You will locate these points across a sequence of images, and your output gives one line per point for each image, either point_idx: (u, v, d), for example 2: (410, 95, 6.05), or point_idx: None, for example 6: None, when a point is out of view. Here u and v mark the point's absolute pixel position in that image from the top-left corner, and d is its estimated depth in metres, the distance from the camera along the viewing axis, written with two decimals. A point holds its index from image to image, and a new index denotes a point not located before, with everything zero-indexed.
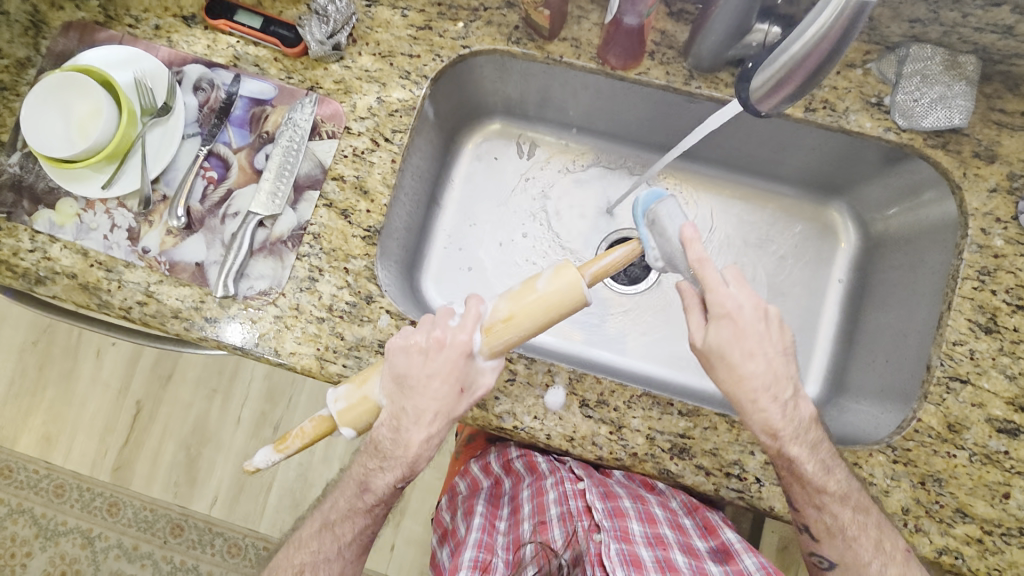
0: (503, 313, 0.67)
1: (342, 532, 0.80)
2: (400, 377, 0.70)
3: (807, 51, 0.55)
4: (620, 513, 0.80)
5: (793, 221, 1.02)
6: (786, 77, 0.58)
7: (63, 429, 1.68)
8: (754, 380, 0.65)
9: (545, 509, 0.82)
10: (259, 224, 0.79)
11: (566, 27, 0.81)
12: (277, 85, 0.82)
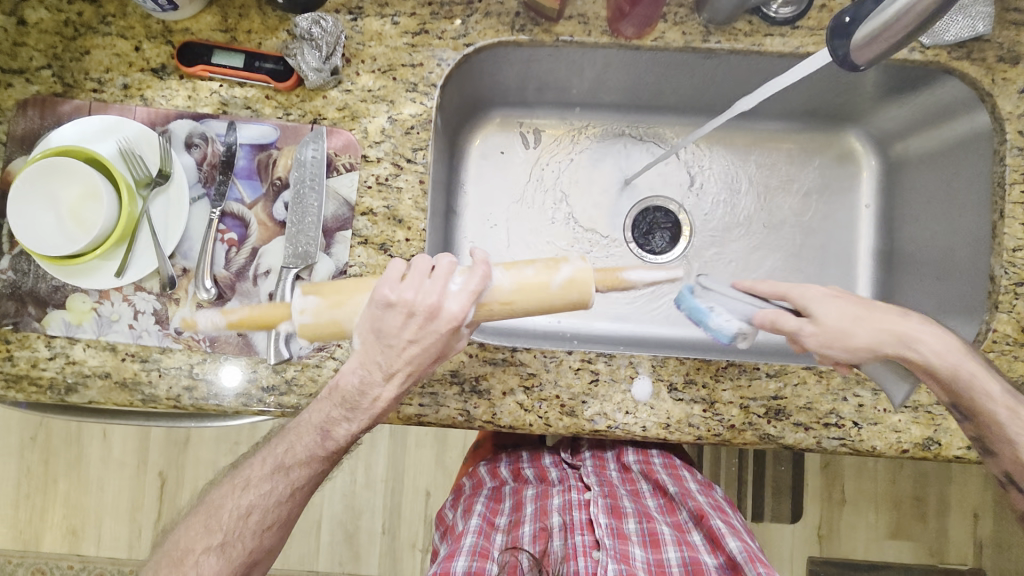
0: (504, 295, 0.66)
1: (294, 476, 0.74)
2: (380, 330, 0.65)
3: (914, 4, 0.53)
4: (623, 534, 0.86)
5: (811, 155, 1.01)
6: (890, 26, 0.56)
7: (87, 518, 1.60)
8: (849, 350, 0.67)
9: (547, 517, 0.89)
10: (297, 277, 0.74)
11: (569, 4, 0.76)
12: (278, 125, 0.75)
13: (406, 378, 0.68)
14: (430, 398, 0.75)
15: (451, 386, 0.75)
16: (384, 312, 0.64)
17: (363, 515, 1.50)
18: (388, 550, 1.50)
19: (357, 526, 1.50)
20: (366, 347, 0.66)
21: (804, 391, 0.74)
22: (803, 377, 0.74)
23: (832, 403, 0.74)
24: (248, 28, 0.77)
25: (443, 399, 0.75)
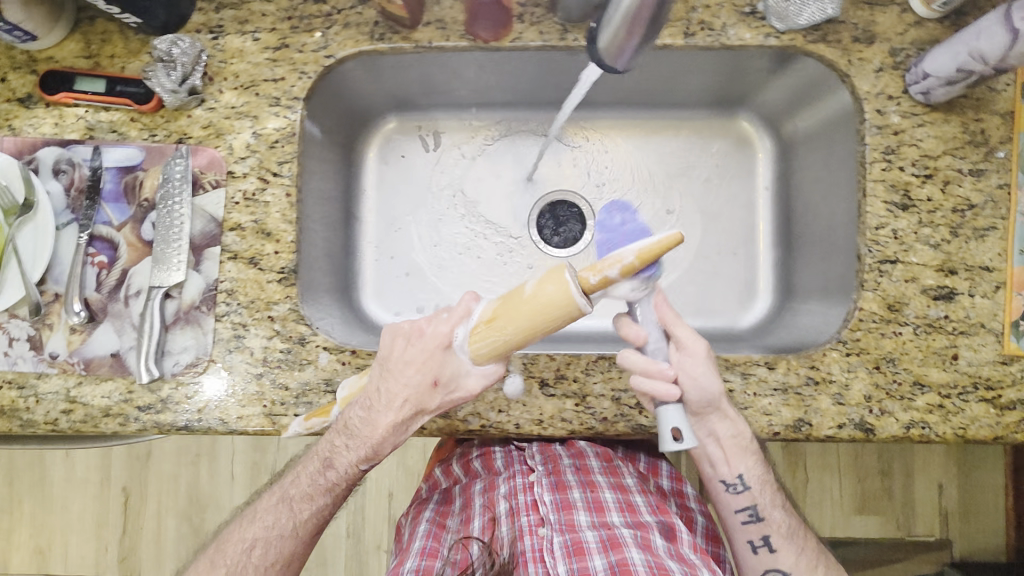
0: (486, 314, 0.67)
1: (300, 509, 0.78)
2: (386, 359, 0.72)
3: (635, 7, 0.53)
4: (567, 505, 0.83)
5: (709, 141, 1.00)
6: (627, 31, 0.56)
7: (53, 539, 1.62)
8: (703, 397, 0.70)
9: (494, 505, 0.88)
10: (166, 296, 0.76)
11: (427, 11, 0.77)
12: (143, 147, 0.76)
13: (408, 413, 0.72)
14: (306, 408, 0.76)
15: (324, 395, 0.77)
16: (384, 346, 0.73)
17: None
18: (354, 555, 1.52)
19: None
20: (372, 383, 0.73)
21: None
22: None
23: None
24: (112, 53, 0.78)
25: (318, 409, 0.76)
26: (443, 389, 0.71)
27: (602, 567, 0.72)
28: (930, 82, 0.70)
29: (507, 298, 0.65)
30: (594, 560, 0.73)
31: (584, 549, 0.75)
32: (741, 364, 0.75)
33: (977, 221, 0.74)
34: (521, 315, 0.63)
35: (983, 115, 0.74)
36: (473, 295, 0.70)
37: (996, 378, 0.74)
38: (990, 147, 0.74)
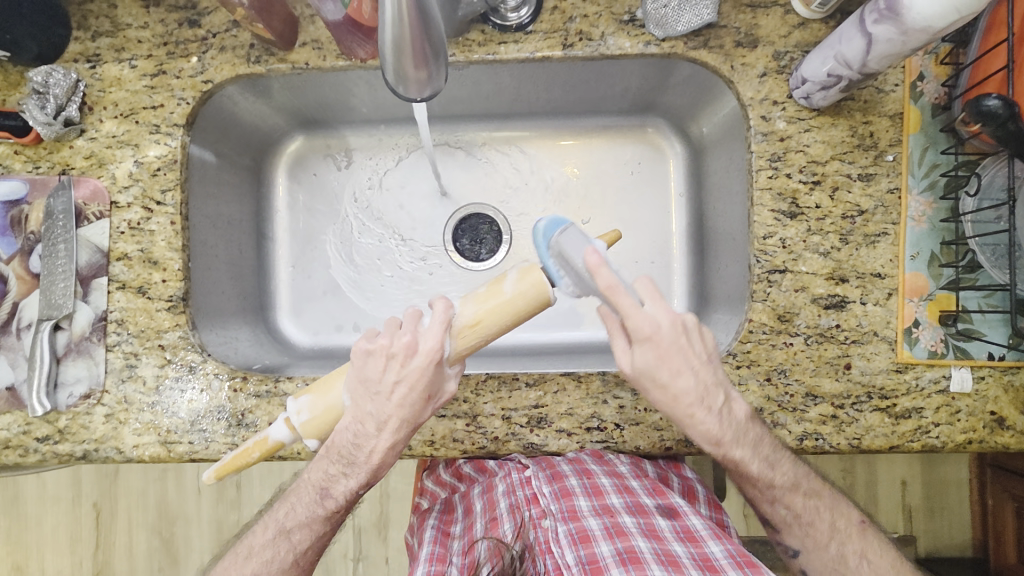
0: (469, 318, 0.61)
1: (299, 539, 0.73)
2: (367, 381, 0.64)
3: (398, 19, 0.49)
4: (567, 492, 0.70)
5: (622, 148, 0.97)
6: (410, 63, 0.52)
7: (28, 555, 1.54)
8: (687, 397, 0.62)
9: (495, 506, 0.76)
10: (56, 327, 0.75)
11: (303, 30, 0.76)
12: (27, 180, 0.76)
13: (402, 428, 0.66)
14: (199, 436, 0.75)
15: (218, 421, 0.76)
16: (365, 373, 0.64)
17: None
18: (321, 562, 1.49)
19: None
20: (361, 404, 0.65)
21: (565, 398, 0.74)
22: (563, 384, 0.75)
23: (592, 407, 0.74)
24: None
25: (212, 437, 0.75)
26: (433, 399, 0.66)
27: (610, 555, 0.62)
28: (808, 87, 0.68)
29: (484, 299, 0.62)
30: (601, 546, 0.64)
31: (590, 537, 0.65)
32: (631, 381, 0.74)
33: (868, 226, 0.72)
34: (505, 309, 0.61)
35: (871, 118, 0.72)
36: (448, 301, 0.62)
37: (890, 387, 0.72)
38: (879, 150, 0.72)
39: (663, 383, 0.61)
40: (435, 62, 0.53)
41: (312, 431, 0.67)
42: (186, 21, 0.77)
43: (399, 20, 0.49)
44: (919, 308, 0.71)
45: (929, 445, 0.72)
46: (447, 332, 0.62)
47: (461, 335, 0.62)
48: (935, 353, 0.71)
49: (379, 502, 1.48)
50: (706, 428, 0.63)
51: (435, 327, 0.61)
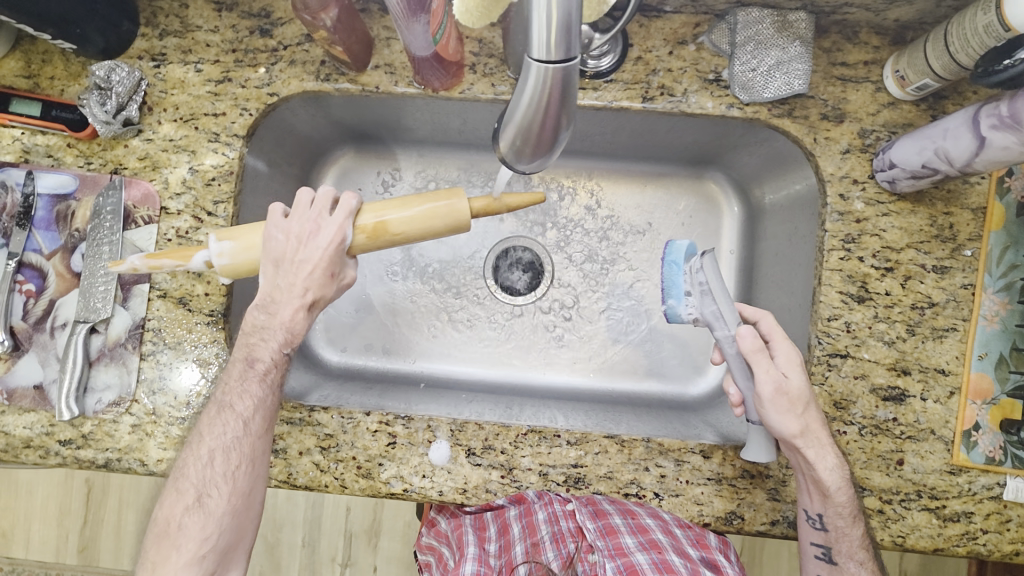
0: (372, 226, 0.63)
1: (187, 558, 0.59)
2: (276, 255, 0.63)
3: (545, 88, 0.37)
4: (612, 531, 0.67)
5: (677, 198, 0.94)
6: (533, 138, 0.40)
7: (16, 523, 1.51)
8: (815, 423, 0.64)
9: (534, 531, 0.70)
10: (92, 330, 0.73)
11: (377, 53, 0.74)
12: (77, 175, 0.74)
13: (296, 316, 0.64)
14: None
15: None
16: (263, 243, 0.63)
17: (284, 528, 1.45)
18: (309, 563, 1.45)
19: (279, 538, 1.45)
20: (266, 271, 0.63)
21: (605, 460, 0.72)
22: (605, 446, 0.73)
23: (633, 472, 0.72)
24: (52, 75, 0.74)
25: None
26: (339, 282, 0.65)
27: None
28: (895, 172, 0.67)
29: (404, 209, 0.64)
30: None
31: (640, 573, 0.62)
32: (675, 450, 0.72)
33: (937, 320, 0.70)
34: (416, 218, 0.64)
35: (953, 209, 0.70)
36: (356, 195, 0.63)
37: (941, 487, 0.70)
38: (958, 243, 0.70)
39: (803, 402, 0.63)
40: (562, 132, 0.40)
41: (229, 273, 0.65)
42: (258, 29, 0.74)
43: (542, 96, 0.37)
44: (980, 411, 0.69)
45: (974, 552, 0.69)
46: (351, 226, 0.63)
47: (364, 229, 0.63)
48: (992, 459, 0.69)
49: (373, 510, 1.46)
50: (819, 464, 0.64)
51: (338, 211, 0.62)
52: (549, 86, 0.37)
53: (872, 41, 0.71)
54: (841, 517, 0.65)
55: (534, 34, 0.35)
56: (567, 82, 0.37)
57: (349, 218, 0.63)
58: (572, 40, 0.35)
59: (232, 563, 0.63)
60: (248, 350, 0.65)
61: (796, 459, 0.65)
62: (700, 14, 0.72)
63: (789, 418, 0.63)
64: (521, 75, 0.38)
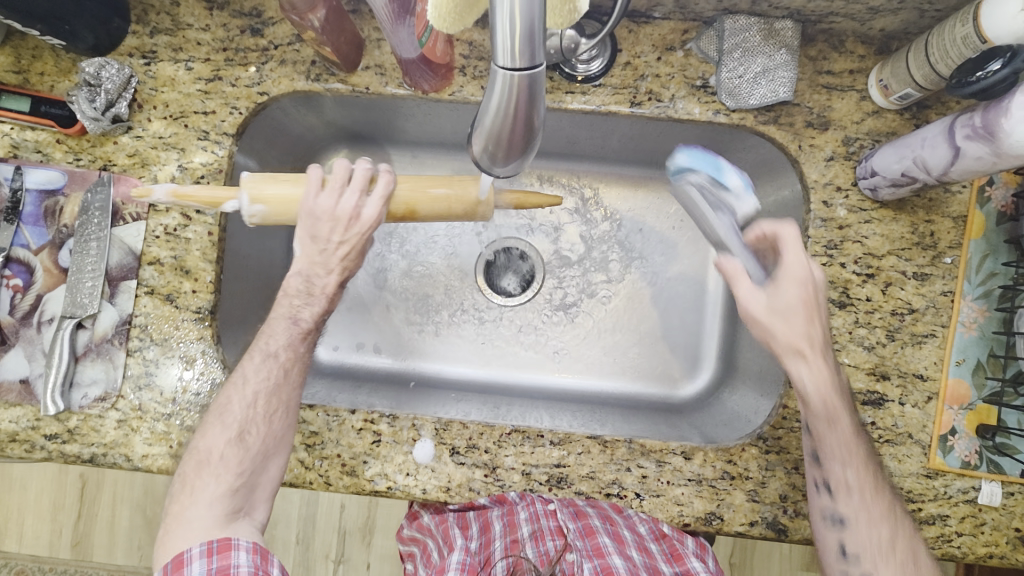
0: (402, 207, 0.69)
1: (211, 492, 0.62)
2: (315, 232, 0.66)
3: (512, 94, 0.38)
4: (592, 531, 0.73)
5: (667, 202, 0.95)
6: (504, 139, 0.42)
7: (8, 518, 1.50)
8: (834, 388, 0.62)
9: (516, 528, 0.73)
10: (79, 326, 0.73)
11: (368, 53, 0.74)
12: (66, 171, 0.74)
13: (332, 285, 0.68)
14: None
15: None
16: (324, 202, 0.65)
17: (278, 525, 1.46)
18: (302, 560, 1.45)
19: (272, 534, 1.46)
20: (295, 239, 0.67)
21: (588, 460, 0.73)
22: (588, 447, 0.73)
23: (615, 473, 0.73)
24: (42, 71, 0.75)
25: None
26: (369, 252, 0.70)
27: None
28: (876, 180, 0.68)
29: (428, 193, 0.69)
30: None
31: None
32: (657, 452, 0.73)
33: (916, 326, 0.71)
34: (440, 203, 0.70)
35: (934, 217, 0.71)
36: (390, 177, 0.67)
37: (918, 491, 0.70)
38: (938, 250, 0.71)
39: (815, 363, 0.60)
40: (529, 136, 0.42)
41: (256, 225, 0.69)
42: (249, 29, 0.75)
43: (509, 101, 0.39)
44: (957, 417, 0.70)
45: (950, 555, 0.70)
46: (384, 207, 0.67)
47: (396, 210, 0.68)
48: (967, 464, 0.70)
49: (368, 507, 1.46)
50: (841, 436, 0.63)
51: (374, 193, 0.66)
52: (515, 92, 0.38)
53: (858, 50, 0.72)
54: (860, 490, 0.62)
55: (500, 43, 0.36)
56: (533, 86, 0.39)
57: (384, 200, 0.66)
58: (536, 49, 0.36)
59: (257, 505, 0.65)
60: (290, 312, 0.68)
61: (816, 422, 0.63)
62: (689, 21, 0.73)
63: (807, 346, 0.59)
64: (490, 80, 0.39)
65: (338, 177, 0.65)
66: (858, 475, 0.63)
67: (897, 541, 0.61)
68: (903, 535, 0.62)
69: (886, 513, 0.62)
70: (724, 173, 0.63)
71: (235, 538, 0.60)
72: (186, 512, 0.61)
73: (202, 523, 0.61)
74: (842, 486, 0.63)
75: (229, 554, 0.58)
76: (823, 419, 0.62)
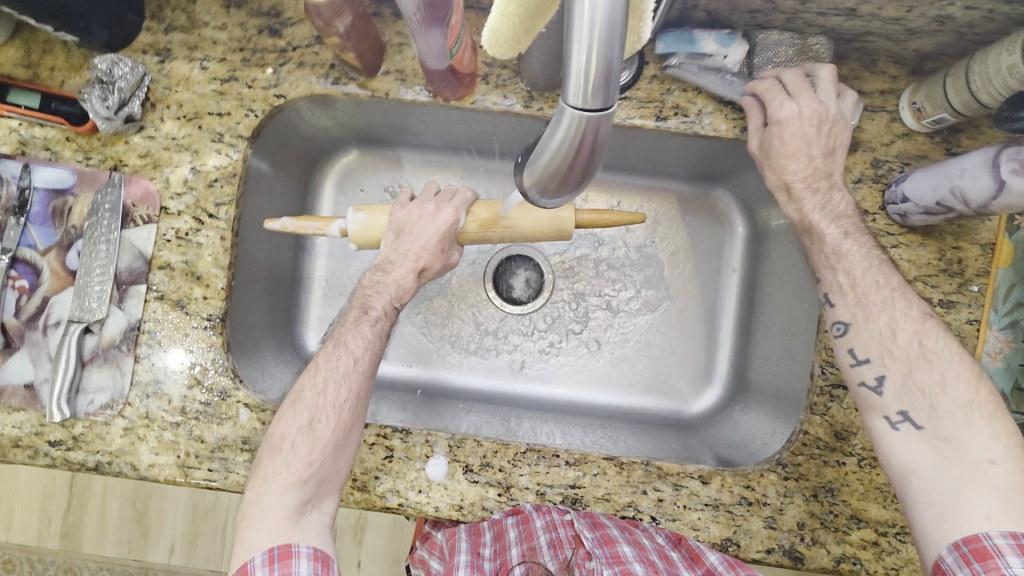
0: (483, 216, 0.71)
1: (292, 473, 0.63)
2: (401, 225, 0.71)
3: (578, 135, 0.37)
4: (610, 540, 0.66)
5: (680, 215, 0.93)
6: (563, 178, 0.40)
7: None
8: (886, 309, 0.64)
9: (533, 538, 0.68)
10: (86, 330, 0.72)
11: (388, 58, 0.72)
12: (75, 171, 0.73)
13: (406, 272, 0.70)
14: (219, 463, 0.71)
15: (241, 452, 0.71)
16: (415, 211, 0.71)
17: None
18: None
19: None
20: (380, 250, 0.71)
21: (604, 482, 0.72)
22: (604, 468, 0.73)
23: (630, 495, 0.72)
24: (52, 66, 0.73)
25: (233, 466, 0.71)
26: (445, 258, 0.72)
27: None
28: (907, 207, 0.66)
29: (523, 208, 0.69)
30: None
31: None
32: (674, 475, 0.72)
33: None
34: (537, 221, 0.69)
35: (963, 244, 0.70)
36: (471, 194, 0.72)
37: None
38: (965, 278, 0.70)
39: (789, 153, 0.66)
40: (583, 177, 0.40)
41: (357, 240, 0.72)
42: (267, 28, 0.73)
43: (572, 142, 0.37)
44: None
45: None
46: (464, 213, 0.71)
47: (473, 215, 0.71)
48: None
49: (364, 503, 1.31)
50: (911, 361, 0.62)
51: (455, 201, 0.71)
52: (582, 133, 0.37)
53: (891, 70, 0.70)
54: (899, 371, 0.62)
55: (570, 82, 0.35)
56: (601, 130, 0.37)
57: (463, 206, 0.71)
58: (610, 89, 0.35)
59: (326, 496, 0.65)
60: (363, 300, 0.72)
61: (844, 309, 0.66)
62: None
63: (817, 221, 0.67)
64: (552, 118, 0.38)
65: (427, 191, 0.73)
66: (900, 355, 0.63)
67: (945, 418, 0.60)
68: (952, 408, 0.60)
69: (931, 389, 0.61)
70: (701, 44, 0.68)
71: (296, 544, 0.60)
72: (262, 500, 0.62)
73: (278, 511, 0.62)
74: (883, 374, 0.63)
75: (291, 562, 0.59)
76: (849, 299, 0.65)
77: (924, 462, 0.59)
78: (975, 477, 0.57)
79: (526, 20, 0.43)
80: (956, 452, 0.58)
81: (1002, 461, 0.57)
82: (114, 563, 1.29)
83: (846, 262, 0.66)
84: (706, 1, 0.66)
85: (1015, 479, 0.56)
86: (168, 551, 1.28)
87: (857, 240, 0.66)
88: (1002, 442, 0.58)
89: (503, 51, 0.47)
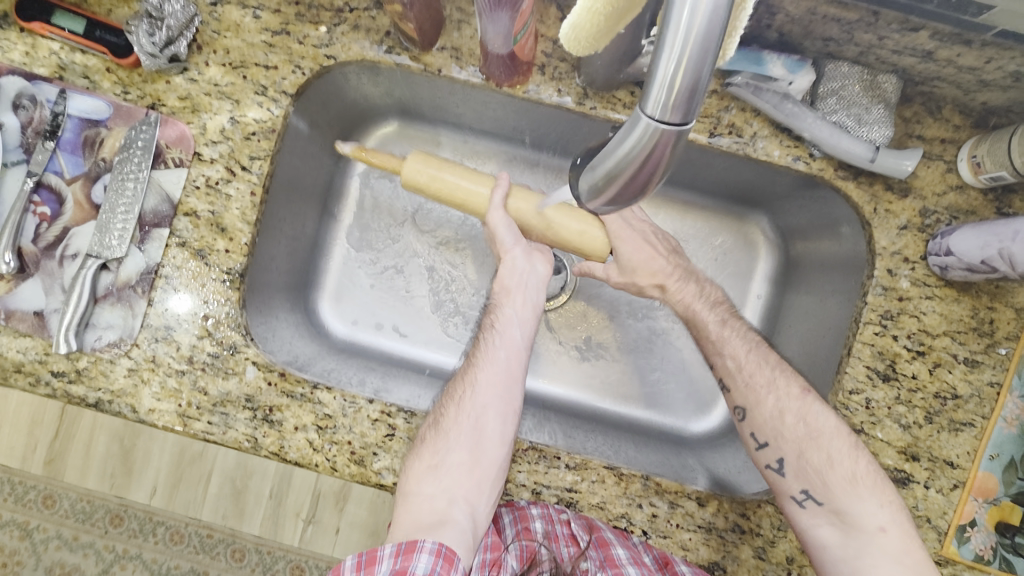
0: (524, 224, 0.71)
1: (427, 460, 0.65)
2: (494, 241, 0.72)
3: (648, 147, 0.34)
4: (605, 543, 0.72)
5: (714, 233, 0.88)
6: (619, 191, 0.37)
7: None
8: (755, 374, 0.72)
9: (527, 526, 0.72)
10: (103, 267, 0.71)
11: (445, 34, 0.71)
12: (112, 103, 0.71)
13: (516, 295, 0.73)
14: (220, 418, 0.70)
15: (243, 410, 0.70)
16: (528, 274, 0.74)
17: (254, 477, 1.25)
18: (272, 516, 1.27)
19: (246, 486, 1.25)
20: (507, 284, 0.74)
21: (600, 489, 0.71)
22: (602, 476, 0.72)
23: (625, 506, 0.71)
24: None
25: (233, 421, 0.70)
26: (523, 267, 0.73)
27: None
28: (949, 260, 0.65)
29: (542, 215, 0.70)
30: None
31: None
32: (671, 492, 0.72)
33: (957, 412, 0.69)
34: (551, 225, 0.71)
35: (997, 304, 0.69)
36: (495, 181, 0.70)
37: None
38: (994, 339, 0.69)
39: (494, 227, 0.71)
40: (643, 192, 0.38)
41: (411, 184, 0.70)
42: None
43: (640, 152, 0.34)
44: (979, 509, 0.68)
45: None
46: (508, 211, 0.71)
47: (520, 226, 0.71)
48: (980, 557, 0.68)
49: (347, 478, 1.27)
50: (783, 422, 0.68)
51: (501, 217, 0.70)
52: (653, 147, 0.34)
53: (954, 119, 0.69)
54: (793, 453, 0.67)
55: (653, 90, 0.32)
56: (673, 145, 0.34)
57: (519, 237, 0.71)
58: (693, 106, 0.32)
59: (474, 489, 0.65)
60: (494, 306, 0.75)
61: (739, 395, 0.72)
62: None
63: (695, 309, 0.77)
64: (622, 126, 0.35)
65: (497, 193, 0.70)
66: (790, 436, 0.67)
67: (838, 492, 0.64)
68: (842, 484, 0.64)
69: (822, 467, 0.65)
70: (768, 66, 0.66)
71: (421, 539, 0.59)
72: (406, 487, 0.65)
73: (424, 496, 0.64)
74: (782, 458, 0.68)
75: (413, 555, 0.57)
76: (739, 383, 0.72)
77: (832, 537, 0.64)
78: (870, 548, 0.62)
79: (613, 15, 0.43)
80: (856, 525, 0.63)
81: (893, 527, 0.62)
82: (94, 496, 1.30)
83: (729, 348, 0.74)
84: (781, 22, 0.64)
85: (905, 542, 0.61)
86: (151, 492, 1.22)
87: (732, 327, 0.76)
88: (889, 508, 0.63)
89: (579, 45, 0.48)
